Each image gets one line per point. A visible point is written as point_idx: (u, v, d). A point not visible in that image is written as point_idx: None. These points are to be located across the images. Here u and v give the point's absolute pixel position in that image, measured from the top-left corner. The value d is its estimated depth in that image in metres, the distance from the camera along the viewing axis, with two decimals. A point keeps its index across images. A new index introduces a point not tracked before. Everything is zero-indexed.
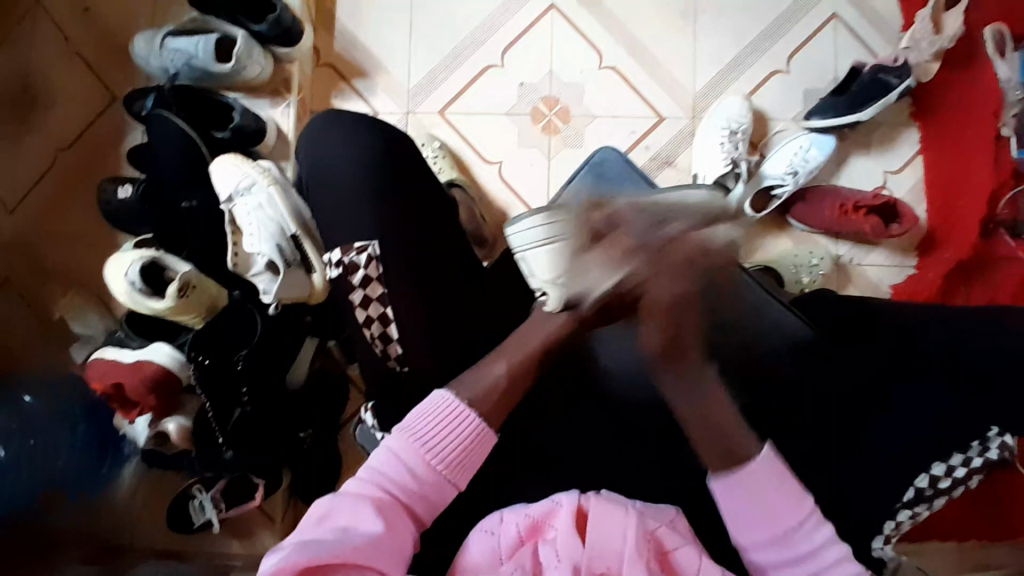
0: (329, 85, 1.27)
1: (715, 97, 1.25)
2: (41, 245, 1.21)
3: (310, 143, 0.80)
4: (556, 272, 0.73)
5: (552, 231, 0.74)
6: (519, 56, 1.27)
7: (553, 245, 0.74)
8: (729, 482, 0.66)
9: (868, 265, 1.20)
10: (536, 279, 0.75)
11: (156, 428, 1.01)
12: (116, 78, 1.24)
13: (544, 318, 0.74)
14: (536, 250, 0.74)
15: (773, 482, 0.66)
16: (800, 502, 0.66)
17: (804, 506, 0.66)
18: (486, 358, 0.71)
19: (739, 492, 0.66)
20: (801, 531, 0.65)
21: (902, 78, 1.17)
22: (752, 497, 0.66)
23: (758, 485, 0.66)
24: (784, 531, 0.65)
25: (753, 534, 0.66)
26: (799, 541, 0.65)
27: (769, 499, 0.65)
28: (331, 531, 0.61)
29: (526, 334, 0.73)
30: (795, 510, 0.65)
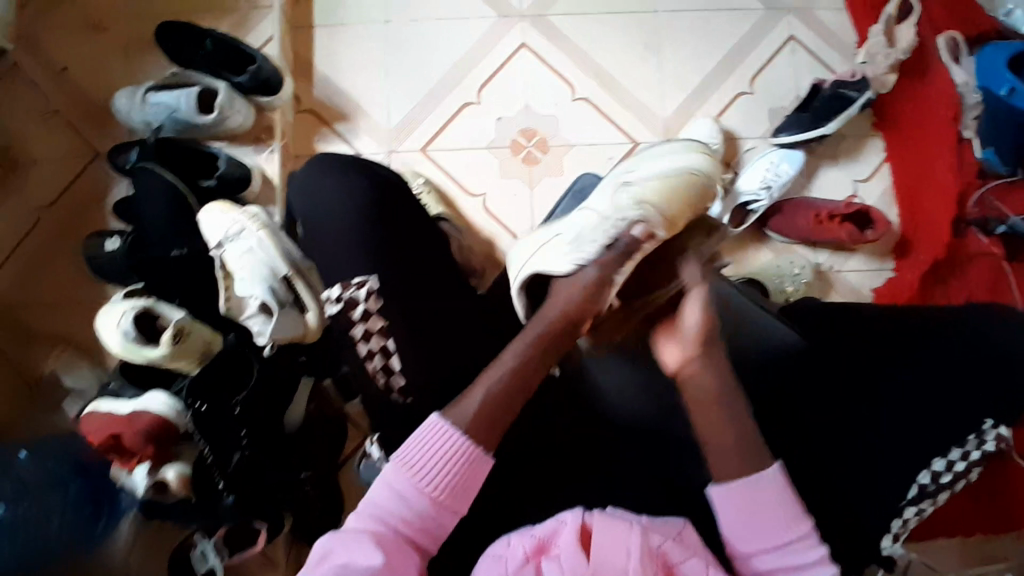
0: (311, 129, 1.30)
1: (687, 119, 1.30)
2: (29, 307, 1.21)
3: (305, 187, 0.82)
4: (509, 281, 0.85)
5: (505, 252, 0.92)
6: (494, 92, 1.31)
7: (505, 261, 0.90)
8: (745, 489, 0.67)
9: (848, 271, 1.24)
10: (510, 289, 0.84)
11: (155, 476, 0.96)
12: (99, 134, 1.26)
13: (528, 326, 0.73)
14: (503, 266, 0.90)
15: (774, 503, 0.67)
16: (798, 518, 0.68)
17: (804, 523, 0.68)
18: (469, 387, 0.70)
19: (752, 498, 0.67)
20: (796, 546, 0.67)
21: (862, 91, 1.23)
22: (762, 507, 0.67)
23: (764, 496, 0.67)
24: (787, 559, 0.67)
25: (750, 539, 0.67)
26: (796, 553, 0.67)
27: (770, 512, 0.67)
28: (331, 569, 0.62)
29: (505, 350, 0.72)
30: (796, 525, 0.67)
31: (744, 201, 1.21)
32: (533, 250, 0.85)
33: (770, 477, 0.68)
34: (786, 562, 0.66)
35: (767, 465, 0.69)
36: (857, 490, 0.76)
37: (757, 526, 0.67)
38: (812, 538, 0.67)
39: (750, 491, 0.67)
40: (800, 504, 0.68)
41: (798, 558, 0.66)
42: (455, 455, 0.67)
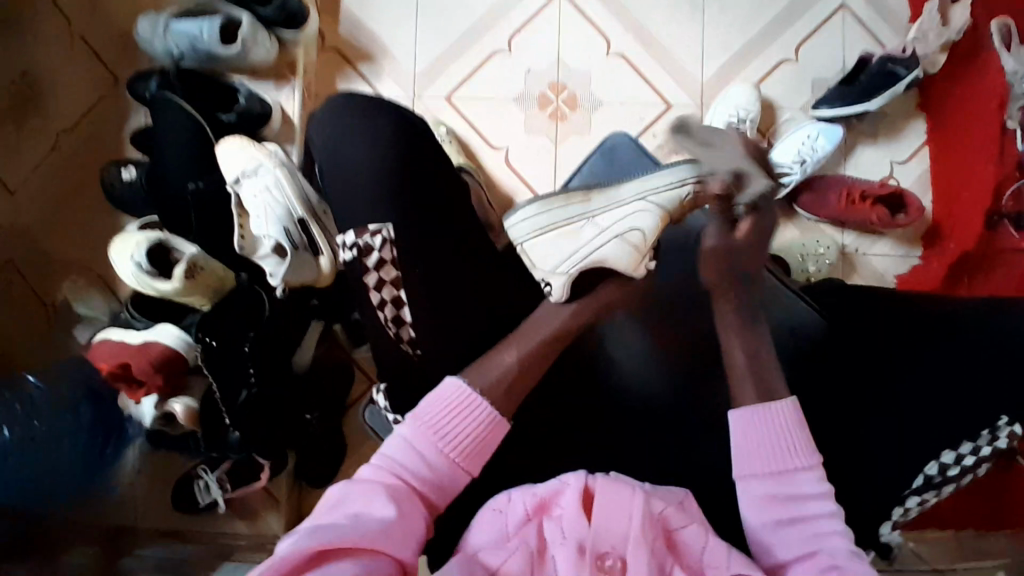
0: (335, 69, 1.26)
1: (724, 85, 1.25)
2: (46, 230, 1.21)
3: (325, 126, 0.79)
4: (553, 264, 0.75)
5: (541, 225, 0.77)
6: (526, 43, 1.26)
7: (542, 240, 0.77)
8: (757, 414, 0.69)
9: (873, 254, 1.21)
10: (539, 270, 0.77)
11: (162, 408, 0.99)
12: (119, 60, 1.23)
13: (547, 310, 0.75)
14: (533, 243, 0.77)
15: (788, 434, 0.68)
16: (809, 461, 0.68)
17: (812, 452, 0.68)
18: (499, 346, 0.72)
19: (763, 427, 0.69)
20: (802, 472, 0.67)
21: (910, 70, 1.16)
22: (775, 434, 0.68)
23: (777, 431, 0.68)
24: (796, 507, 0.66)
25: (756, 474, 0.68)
26: (806, 507, 0.66)
27: (779, 440, 0.68)
28: (344, 517, 0.60)
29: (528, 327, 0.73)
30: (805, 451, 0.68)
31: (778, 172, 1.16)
32: (580, 233, 0.76)
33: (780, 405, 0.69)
34: (788, 489, 0.67)
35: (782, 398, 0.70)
36: (862, 476, 0.75)
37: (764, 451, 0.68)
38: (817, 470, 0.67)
39: (766, 416, 0.69)
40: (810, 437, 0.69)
41: (800, 482, 0.67)
42: (474, 419, 0.67)
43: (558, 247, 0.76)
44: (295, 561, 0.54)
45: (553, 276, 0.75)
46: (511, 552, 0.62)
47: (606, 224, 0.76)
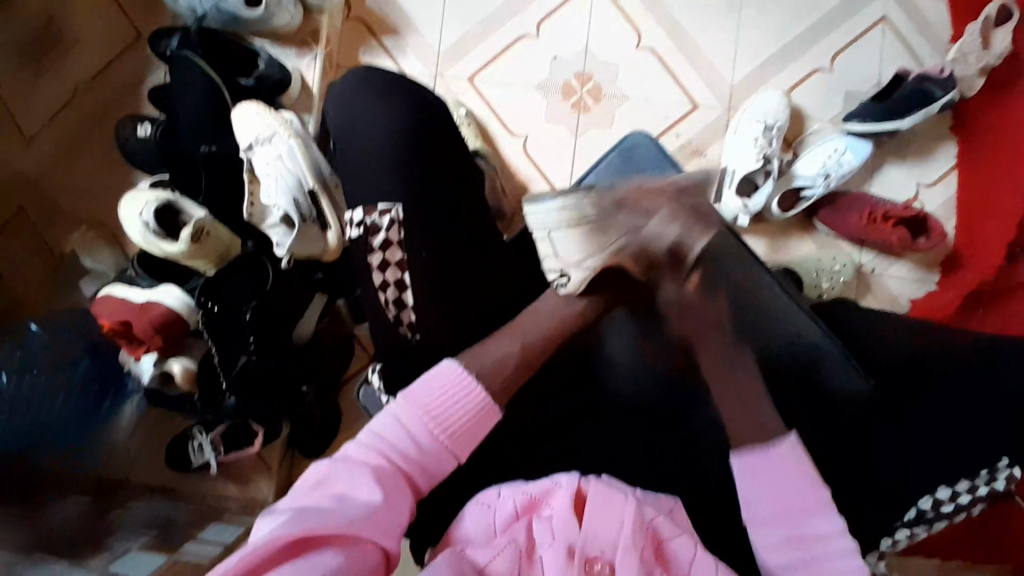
0: (358, 40, 1.24)
1: (753, 90, 1.22)
2: (58, 181, 1.21)
3: (341, 100, 0.78)
4: (581, 254, 0.71)
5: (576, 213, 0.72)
6: (555, 29, 1.23)
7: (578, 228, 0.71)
8: (753, 456, 0.66)
9: (889, 277, 1.18)
10: (559, 261, 0.71)
11: (160, 367, 1.00)
12: (143, 15, 1.22)
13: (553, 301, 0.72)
14: (562, 233, 0.71)
15: (790, 473, 0.65)
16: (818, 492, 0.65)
17: (821, 490, 0.65)
18: (496, 334, 0.71)
19: (764, 466, 0.66)
20: (812, 515, 0.64)
21: (947, 90, 1.13)
22: (775, 474, 0.65)
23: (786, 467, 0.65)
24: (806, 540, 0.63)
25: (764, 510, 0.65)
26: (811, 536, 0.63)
27: (785, 479, 0.65)
28: (328, 498, 0.58)
29: (528, 319, 0.71)
30: (812, 491, 0.64)
31: (798, 186, 1.15)
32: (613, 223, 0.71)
33: (778, 445, 0.66)
34: (801, 530, 0.64)
35: (779, 432, 0.67)
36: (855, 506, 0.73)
37: (770, 484, 0.65)
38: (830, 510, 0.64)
39: (761, 454, 0.66)
40: (816, 472, 0.65)
41: (811, 525, 0.64)
42: (469, 404, 0.65)
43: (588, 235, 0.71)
44: (278, 546, 0.52)
45: (576, 268, 0.71)
46: (499, 549, 0.59)
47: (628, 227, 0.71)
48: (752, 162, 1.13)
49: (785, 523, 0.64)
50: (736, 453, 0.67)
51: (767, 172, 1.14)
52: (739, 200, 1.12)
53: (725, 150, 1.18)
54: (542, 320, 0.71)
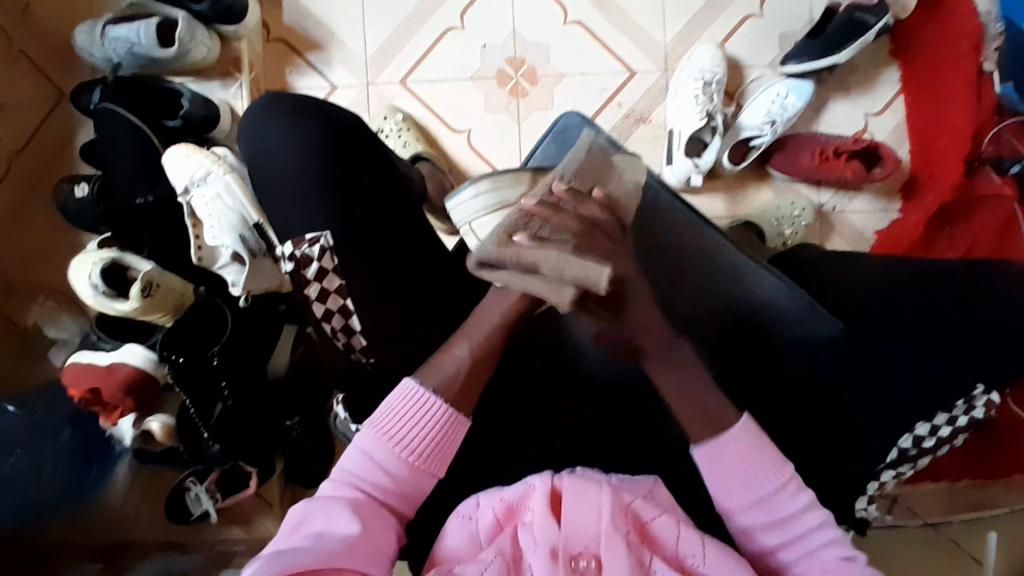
0: (283, 61, 1.21)
1: (688, 46, 1.20)
2: (5, 256, 1.19)
3: (252, 132, 0.74)
4: None
5: (494, 198, 0.72)
6: (480, 17, 1.21)
7: (500, 213, 0.72)
8: (713, 447, 0.65)
9: (852, 212, 1.17)
10: None
11: (139, 428, 1.00)
12: (60, 72, 1.19)
13: (501, 290, 0.70)
14: (486, 220, 0.72)
15: (741, 461, 0.64)
16: (782, 470, 0.64)
17: (785, 467, 0.64)
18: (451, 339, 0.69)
19: (723, 460, 0.65)
20: (780, 497, 0.63)
21: (879, 17, 1.11)
22: (738, 465, 0.64)
23: (738, 456, 0.64)
24: (789, 536, 0.63)
25: (737, 499, 0.64)
26: (786, 511, 0.63)
27: (746, 465, 0.64)
28: (306, 538, 0.58)
29: (491, 299, 0.71)
30: (775, 473, 0.64)
31: (745, 137, 1.14)
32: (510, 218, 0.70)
33: (733, 430, 0.65)
34: (774, 515, 0.63)
35: (733, 419, 0.66)
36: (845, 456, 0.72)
37: (737, 480, 0.64)
38: (796, 489, 0.64)
39: (715, 447, 0.65)
40: (776, 454, 0.65)
41: (781, 509, 0.63)
42: (430, 419, 0.64)
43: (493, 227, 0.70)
44: None
45: None
46: (486, 563, 0.59)
47: (535, 205, 0.67)
48: (696, 120, 1.12)
49: (763, 510, 0.63)
50: (695, 443, 0.66)
51: (713, 128, 1.13)
52: (688, 160, 1.13)
53: (668, 113, 1.17)
54: (496, 311, 0.70)
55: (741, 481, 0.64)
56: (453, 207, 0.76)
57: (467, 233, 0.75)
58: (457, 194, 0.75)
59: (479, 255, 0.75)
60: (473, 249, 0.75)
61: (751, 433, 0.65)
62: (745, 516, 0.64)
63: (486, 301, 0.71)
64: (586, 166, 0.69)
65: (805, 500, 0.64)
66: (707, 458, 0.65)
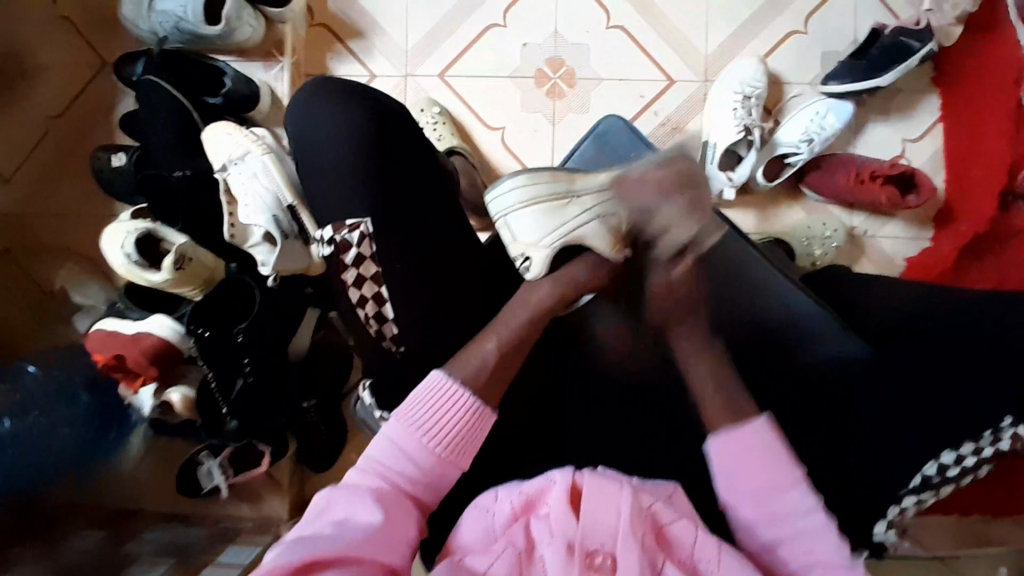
0: (325, 46, 1.22)
1: (729, 59, 1.19)
2: (39, 220, 1.20)
3: (300, 115, 0.75)
4: (538, 236, 0.73)
5: (531, 193, 0.75)
6: (522, 16, 1.21)
7: (536, 207, 0.74)
8: (730, 436, 0.65)
9: (883, 237, 1.17)
10: (520, 243, 0.74)
11: (160, 398, 1.01)
12: (106, 42, 1.20)
13: (534, 283, 0.72)
14: (519, 212, 0.74)
15: (756, 455, 0.64)
16: (791, 471, 0.63)
17: (796, 470, 0.63)
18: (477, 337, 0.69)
19: (740, 452, 0.64)
20: (788, 495, 0.62)
21: (924, 42, 1.10)
22: (752, 459, 0.64)
23: (751, 451, 0.64)
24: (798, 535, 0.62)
25: (742, 491, 0.64)
26: (793, 515, 0.62)
27: (757, 463, 0.64)
28: (330, 524, 0.58)
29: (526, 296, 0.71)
30: (789, 467, 0.63)
31: (781, 154, 1.13)
32: (565, 209, 0.73)
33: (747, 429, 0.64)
34: (781, 514, 0.62)
35: (751, 415, 0.65)
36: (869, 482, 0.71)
37: (750, 474, 0.63)
38: (807, 486, 0.63)
39: (735, 438, 0.64)
40: (790, 451, 0.64)
41: (792, 508, 0.62)
42: (458, 414, 0.65)
43: (540, 220, 0.73)
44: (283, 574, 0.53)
45: (534, 249, 0.73)
46: (499, 553, 0.59)
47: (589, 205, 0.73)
48: (732, 134, 1.11)
49: (766, 505, 0.63)
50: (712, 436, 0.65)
51: (749, 143, 1.11)
52: (722, 174, 1.13)
53: (705, 124, 1.17)
54: (530, 300, 0.71)
55: (750, 475, 0.63)
56: (491, 199, 0.77)
57: (498, 227, 0.76)
58: (495, 187, 0.77)
59: (509, 250, 0.75)
60: (506, 242, 0.75)
61: (766, 432, 0.64)
62: (752, 511, 0.63)
63: (519, 294, 0.71)
64: (606, 205, 0.73)
65: (817, 503, 0.63)
66: (721, 452, 0.65)
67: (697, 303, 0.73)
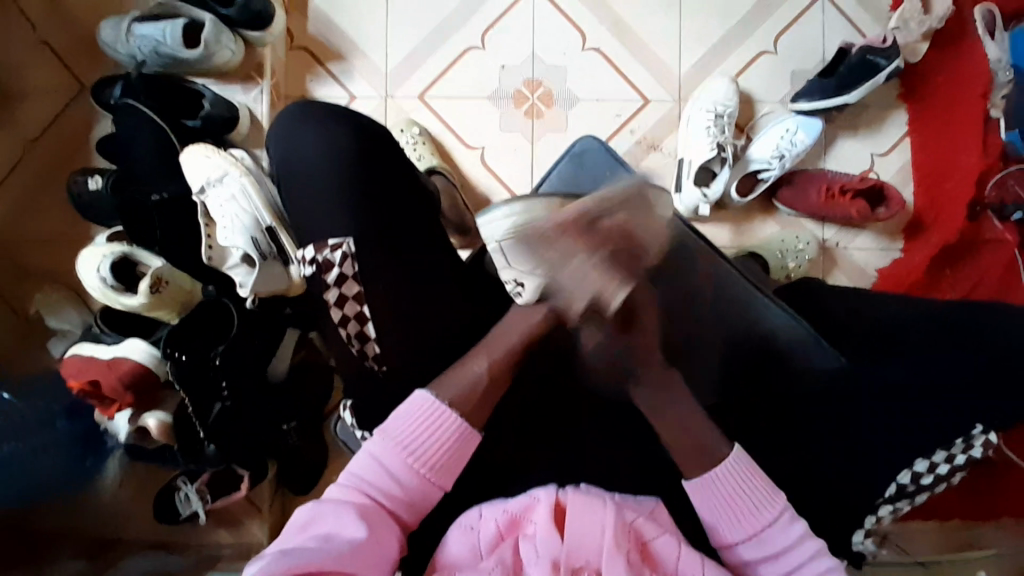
0: (304, 69, 1.23)
1: (702, 78, 1.22)
2: (13, 244, 1.19)
3: (283, 137, 0.76)
4: (528, 264, 0.69)
5: (524, 218, 0.76)
6: (500, 38, 1.23)
7: (526, 232, 0.71)
8: (705, 480, 0.65)
9: (855, 249, 1.19)
10: (511, 270, 0.72)
11: (135, 424, 0.99)
12: (83, 65, 1.20)
13: (524, 310, 0.71)
14: (515, 238, 0.75)
15: (733, 493, 0.64)
16: (771, 497, 0.64)
17: (775, 499, 0.64)
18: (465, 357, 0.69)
19: (716, 492, 0.64)
20: (773, 529, 0.63)
21: (891, 59, 1.14)
22: (728, 495, 0.64)
23: (728, 487, 0.64)
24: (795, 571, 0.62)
25: (730, 532, 0.64)
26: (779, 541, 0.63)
27: (734, 496, 0.64)
28: (313, 539, 0.58)
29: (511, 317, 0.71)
30: (771, 501, 0.64)
31: (754, 169, 1.16)
32: (552, 238, 0.68)
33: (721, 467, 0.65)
34: (767, 549, 0.63)
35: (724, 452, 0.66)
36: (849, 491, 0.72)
37: (732, 512, 0.64)
38: (790, 518, 0.63)
39: (707, 482, 0.65)
40: (765, 478, 0.65)
41: (778, 541, 0.63)
42: (444, 430, 0.64)
43: (528, 249, 0.69)
44: None
45: (524, 278, 0.70)
46: (487, 571, 0.59)
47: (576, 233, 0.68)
48: (706, 151, 1.14)
49: (758, 543, 0.63)
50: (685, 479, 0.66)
51: (723, 160, 1.14)
52: (698, 190, 1.15)
53: (680, 141, 1.19)
54: (514, 322, 0.71)
55: (732, 513, 0.64)
56: (486, 224, 0.82)
57: (493, 253, 0.76)
58: (488, 218, 0.80)
59: (502, 275, 0.74)
60: (500, 267, 0.75)
61: (741, 464, 0.65)
62: (742, 544, 0.64)
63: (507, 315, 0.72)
64: (593, 231, 0.67)
65: (800, 531, 0.63)
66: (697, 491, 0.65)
67: (677, 318, 0.75)
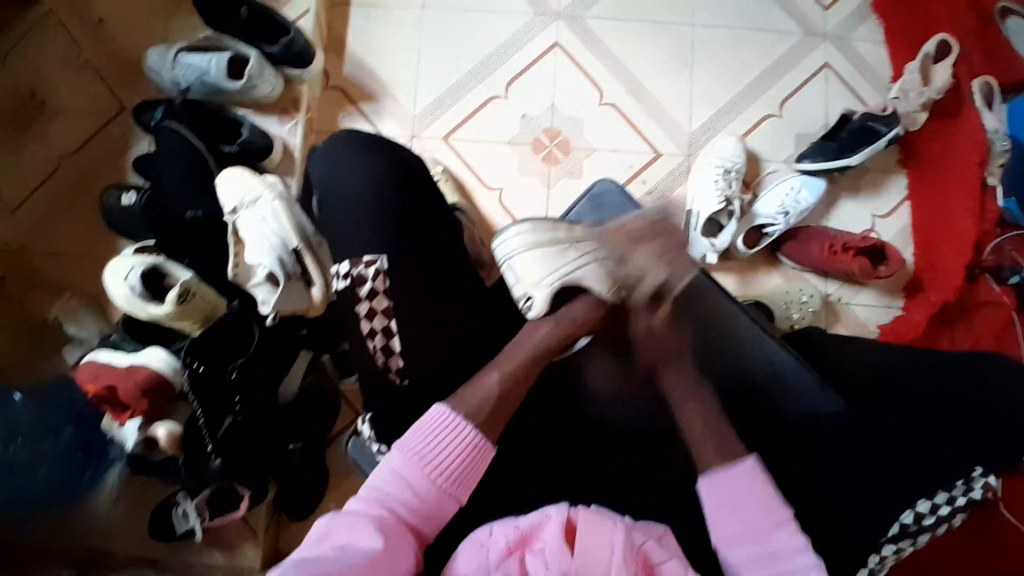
0: (337, 106, 1.31)
1: (711, 137, 1.30)
2: (41, 252, 1.22)
3: (325, 164, 0.81)
4: (541, 276, 0.80)
5: (535, 238, 0.82)
6: (523, 88, 1.31)
7: (538, 249, 0.81)
8: (719, 478, 0.67)
9: (857, 304, 1.23)
10: (524, 284, 0.80)
11: (145, 432, 0.99)
12: (127, 88, 1.27)
13: (536, 323, 0.77)
14: (524, 255, 0.81)
15: (746, 491, 0.66)
16: (778, 510, 0.65)
17: (781, 511, 0.65)
18: (479, 372, 0.72)
19: (729, 489, 0.67)
20: (776, 535, 0.64)
21: (891, 126, 1.21)
22: (739, 497, 0.66)
23: (737, 489, 0.67)
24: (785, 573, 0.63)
25: (729, 527, 0.65)
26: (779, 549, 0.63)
27: (743, 501, 0.66)
28: (331, 549, 0.59)
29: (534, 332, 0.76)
30: (776, 508, 0.65)
31: (759, 224, 1.21)
32: (564, 254, 0.81)
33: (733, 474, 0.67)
34: (768, 550, 0.63)
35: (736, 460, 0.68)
36: (856, 532, 0.72)
37: (738, 513, 0.66)
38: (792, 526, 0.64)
39: (724, 478, 0.67)
40: (776, 494, 0.66)
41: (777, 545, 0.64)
42: (461, 444, 0.66)
43: (540, 263, 0.80)
44: None
45: (536, 289, 0.79)
46: None
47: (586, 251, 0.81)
48: (714, 203, 1.19)
49: (751, 541, 0.64)
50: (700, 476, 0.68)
51: (729, 213, 1.20)
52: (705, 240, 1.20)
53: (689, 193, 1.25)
54: (531, 339, 0.75)
55: (739, 512, 0.66)
56: (497, 244, 0.84)
57: (506, 268, 0.83)
58: (503, 233, 0.85)
59: (514, 291, 0.82)
60: (512, 284, 0.82)
61: (754, 474, 0.67)
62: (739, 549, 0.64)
63: (526, 329, 0.77)
64: (601, 252, 0.80)
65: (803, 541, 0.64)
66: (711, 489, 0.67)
67: None
